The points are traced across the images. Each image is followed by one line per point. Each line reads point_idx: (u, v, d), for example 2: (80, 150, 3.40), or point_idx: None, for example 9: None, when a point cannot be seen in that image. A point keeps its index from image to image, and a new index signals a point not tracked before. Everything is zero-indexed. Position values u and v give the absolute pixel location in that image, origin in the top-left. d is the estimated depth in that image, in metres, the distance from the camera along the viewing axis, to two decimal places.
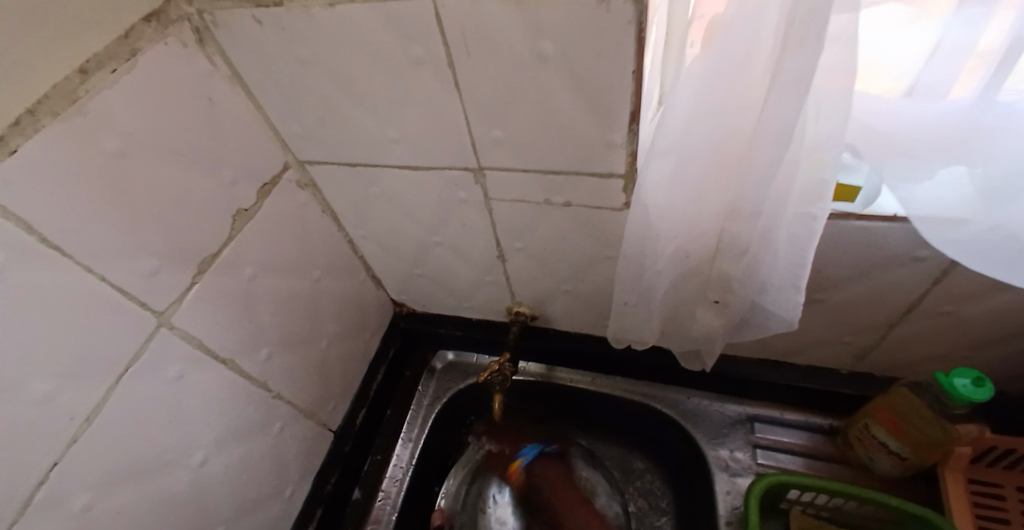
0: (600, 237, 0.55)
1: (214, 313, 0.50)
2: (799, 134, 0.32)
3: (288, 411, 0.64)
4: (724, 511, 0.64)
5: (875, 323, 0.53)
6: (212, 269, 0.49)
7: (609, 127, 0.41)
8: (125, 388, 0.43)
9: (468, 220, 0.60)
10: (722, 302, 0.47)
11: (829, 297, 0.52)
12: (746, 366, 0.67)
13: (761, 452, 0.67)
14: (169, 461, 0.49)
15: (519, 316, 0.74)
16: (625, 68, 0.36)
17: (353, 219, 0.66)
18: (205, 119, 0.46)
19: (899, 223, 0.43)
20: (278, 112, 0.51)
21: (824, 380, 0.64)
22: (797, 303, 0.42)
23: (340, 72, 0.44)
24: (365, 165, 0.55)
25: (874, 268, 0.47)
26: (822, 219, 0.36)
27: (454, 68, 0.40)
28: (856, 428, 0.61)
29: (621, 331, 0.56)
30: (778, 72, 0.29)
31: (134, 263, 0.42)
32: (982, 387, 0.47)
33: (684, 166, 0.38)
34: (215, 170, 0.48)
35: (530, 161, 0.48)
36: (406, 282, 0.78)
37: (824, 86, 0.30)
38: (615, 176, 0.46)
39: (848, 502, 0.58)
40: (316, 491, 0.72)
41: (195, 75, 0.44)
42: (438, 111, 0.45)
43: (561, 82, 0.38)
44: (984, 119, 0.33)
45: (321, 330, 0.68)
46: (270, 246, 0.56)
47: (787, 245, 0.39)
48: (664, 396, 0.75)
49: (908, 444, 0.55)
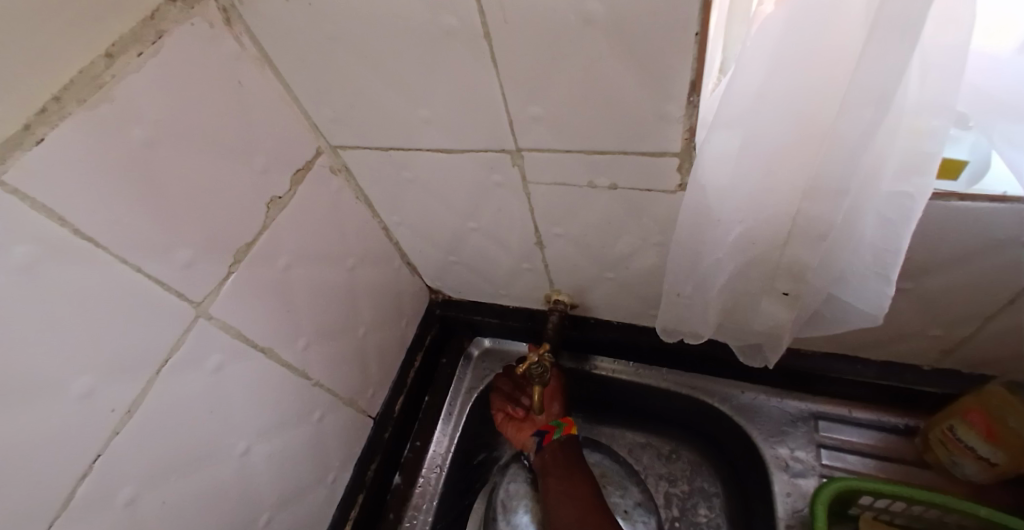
0: (649, 221, 0.51)
1: (251, 304, 0.50)
2: (900, 97, 0.27)
3: (329, 400, 0.64)
4: (784, 514, 0.60)
5: (968, 314, 0.47)
6: (247, 259, 0.48)
7: (665, 98, 0.37)
8: (165, 380, 0.42)
9: (506, 205, 0.56)
10: (792, 294, 0.42)
11: (914, 286, 0.46)
12: (811, 360, 0.62)
13: (826, 452, 0.63)
14: (214, 452, 0.49)
15: (558, 304, 0.71)
16: (687, 31, 0.31)
17: (387, 205, 0.64)
18: (235, 105, 0.44)
19: (1012, 203, 0.36)
20: (308, 95, 0.49)
21: (899, 376, 0.59)
22: (884, 293, 0.38)
23: (370, 49, 0.41)
24: (398, 149, 0.53)
25: (974, 253, 0.41)
26: (922, 198, 0.31)
27: (490, 40, 0.37)
28: (938, 430, 0.55)
29: (674, 322, 0.52)
30: (882, 22, 0.24)
31: (169, 256, 0.41)
32: None
33: (753, 141, 0.34)
34: (246, 157, 0.46)
35: (573, 140, 0.44)
36: (443, 269, 0.76)
37: (935, 38, 0.25)
38: (668, 154, 0.42)
39: (930, 510, 0.53)
40: (358, 478, 0.72)
41: (223, 58, 0.42)
42: (474, 87, 0.42)
43: (611, 48, 0.34)
44: None
45: (358, 319, 0.67)
46: (305, 235, 0.55)
47: (877, 229, 0.34)
48: (716, 390, 0.70)
49: (1003, 450, 0.49)
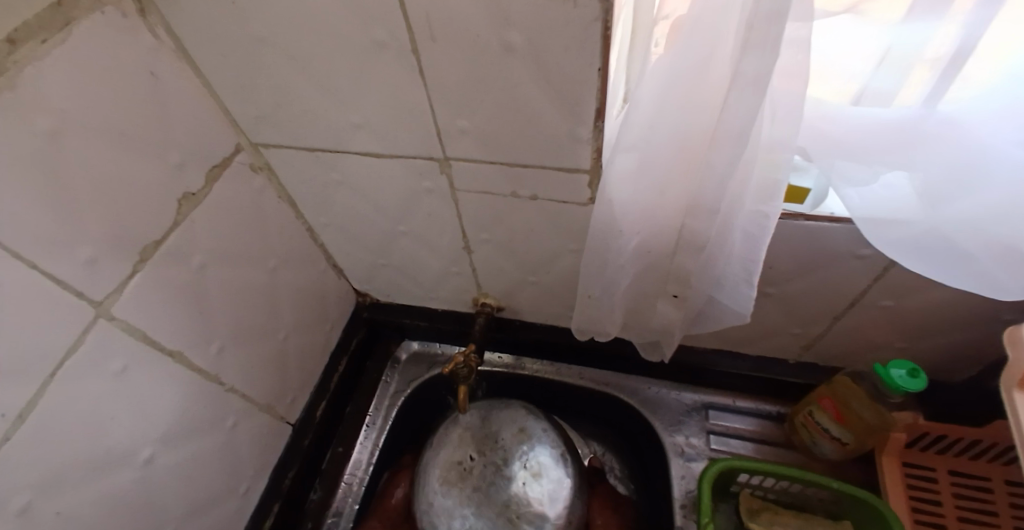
0: (566, 230, 0.56)
1: (160, 306, 0.48)
2: (756, 135, 0.33)
3: (243, 405, 0.62)
4: (679, 495, 0.67)
5: (823, 316, 0.56)
6: (156, 257, 0.46)
7: (577, 121, 0.41)
8: (62, 385, 0.40)
9: (434, 211, 0.59)
10: (680, 297, 0.48)
11: (779, 291, 0.54)
12: (701, 357, 0.70)
13: (714, 438, 0.71)
14: (114, 461, 0.46)
15: (485, 307, 0.74)
16: (592, 64, 0.36)
17: (313, 207, 0.64)
18: (149, 99, 0.43)
19: (843, 223, 0.45)
20: (230, 92, 0.49)
21: (773, 370, 0.68)
22: (749, 297, 0.44)
23: (297, 53, 0.42)
24: (326, 152, 0.54)
25: (823, 265, 0.49)
26: (775, 217, 0.37)
27: (419, 55, 0.39)
28: (802, 415, 0.64)
29: (587, 323, 0.56)
30: (739, 73, 0.29)
31: (70, 253, 0.39)
32: (917, 378, 0.49)
33: (648, 163, 0.39)
34: (159, 153, 0.45)
35: (496, 153, 0.47)
36: (370, 272, 0.76)
37: (779, 87, 0.30)
38: (581, 171, 0.46)
39: (794, 484, 0.61)
40: (273, 486, 0.70)
41: (137, 50, 0.41)
42: (403, 98, 0.44)
43: (528, 73, 0.38)
44: (928, 127, 0.34)
45: (279, 320, 0.66)
46: (222, 233, 0.54)
47: (742, 242, 0.40)
48: (625, 385, 0.77)
49: (850, 430, 0.58)
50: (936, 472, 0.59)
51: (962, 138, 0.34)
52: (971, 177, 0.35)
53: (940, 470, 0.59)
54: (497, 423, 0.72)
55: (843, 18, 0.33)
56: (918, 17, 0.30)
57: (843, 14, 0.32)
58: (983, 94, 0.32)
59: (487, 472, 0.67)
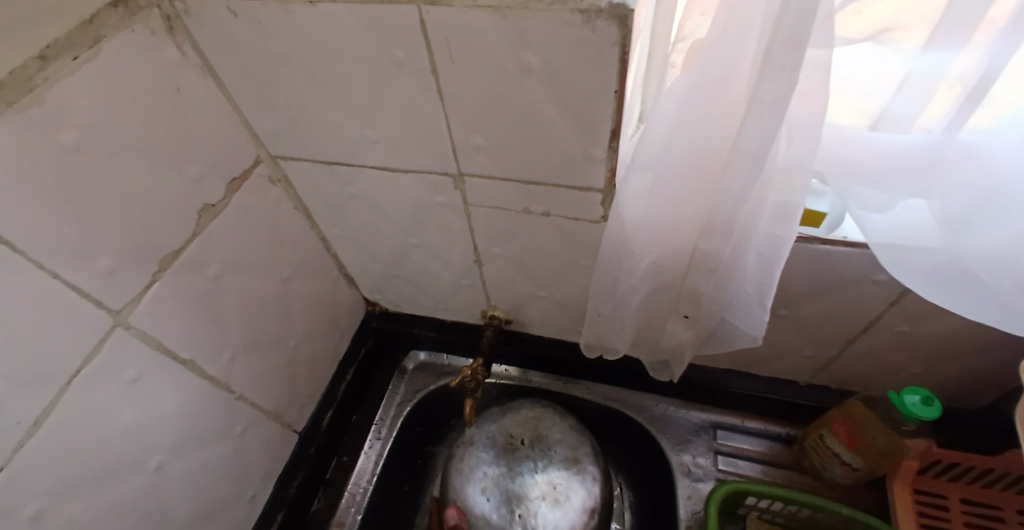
0: (578, 246, 0.56)
1: (175, 315, 0.48)
2: (772, 159, 0.33)
3: (252, 413, 0.63)
4: (685, 515, 0.66)
5: (835, 339, 0.56)
6: (174, 267, 0.47)
7: (592, 141, 0.41)
8: (77, 393, 0.40)
9: (448, 224, 0.59)
10: (692, 317, 0.48)
11: (793, 313, 0.54)
12: (710, 376, 0.69)
13: (722, 458, 0.70)
14: (124, 467, 0.47)
15: (494, 320, 0.74)
16: (608, 88, 0.36)
17: (328, 217, 0.65)
18: (173, 112, 0.44)
19: (858, 248, 0.44)
20: (250, 105, 0.50)
21: (783, 391, 0.67)
22: (762, 319, 0.44)
23: (318, 70, 0.43)
24: (343, 165, 0.54)
25: (837, 288, 0.49)
26: (789, 239, 0.37)
27: (437, 75, 0.40)
28: (812, 437, 0.64)
29: (597, 340, 0.56)
30: (756, 99, 0.29)
31: (90, 262, 0.40)
32: (931, 406, 0.49)
33: (662, 183, 0.39)
34: (180, 165, 0.46)
35: (511, 170, 0.48)
36: (381, 282, 0.77)
37: (796, 111, 0.31)
38: (594, 190, 0.47)
39: (802, 509, 0.60)
40: (278, 494, 0.70)
41: (163, 66, 0.42)
42: (420, 115, 0.44)
43: (546, 94, 0.38)
44: (947, 153, 0.34)
45: (290, 329, 0.67)
46: (238, 243, 0.54)
47: (756, 263, 0.40)
48: (633, 402, 0.76)
49: (861, 455, 0.58)
50: (947, 500, 0.58)
51: (981, 168, 0.33)
52: (992, 207, 0.34)
53: (952, 498, 0.58)
54: (548, 425, 0.72)
55: (865, 46, 0.33)
56: (937, 44, 0.30)
57: (864, 42, 0.32)
58: (1008, 121, 0.32)
59: (528, 461, 0.68)
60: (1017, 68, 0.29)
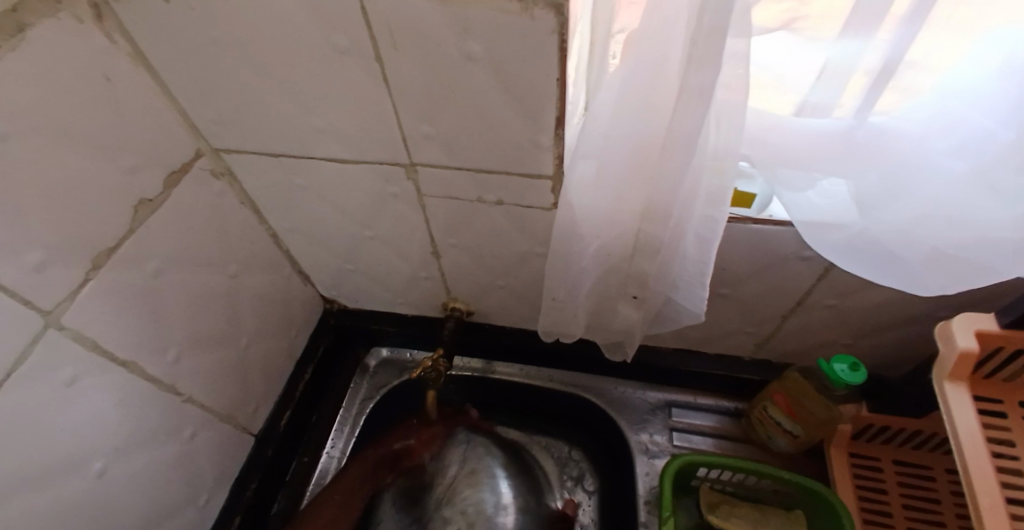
0: (531, 234, 0.57)
1: (112, 314, 0.46)
2: (703, 143, 0.35)
3: (201, 415, 0.61)
4: (643, 492, 0.69)
5: (773, 315, 0.59)
6: (110, 263, 0.45)
7: (538, 129, 0.42)
8: (12, 395, 0.38)
9: (401, 215, 0.59)
10: (640, 297, 0.50)
11: (733, 292, 0.57)
12: (664, 356, 0.73)
13: (677, 435, 0.73)
14: (63, 474, 0.44)
15: (454, 311, 0.75)
16: (549, 75, 0.37)
17: (277, 211, 0.63)
18: (103, 101, 0.42)
19: (786, 227, 0.47)
20: (188, 95, 0.48)
21: (730, 368, 0.70)
22: (702, 297, 0.46)
23: (257, 57, 0.42)
24: (290, 157, 0.53)
25: (772, 266, 0.52)
26: (722, 221, 0.40)
27: (382, 63, 0.40)
28: (757, 410, 0.67)
29: (552, 325, 0.58)
30: (686, 86, 0.31)
31: (17, 259, 0.37)
32: (858, 371, 0.52)
33: (606, 168, 0.40)
34: (112, 156, 0.44)
35: (461, 159, 0.48)
36: (337, 278, 0.76)
37: (724, 98, 0.32)
38: (543, 177, 0.48)
39: (749, 477, 0.64)
40: (235, 497, 0.68)
41: (92, 53, 0.40)
42: (367, 104, 0.44)
43: (491, 81, 0.39)
44: (858, 136, 0.36)
45: (240, 327, 0.65)
46: (180, 238, 0.53)
47: (694, 244, 0.42)
48: (593, 385, 0.79)
49: (801, 423, 0.62)
50: (880, 462, 0.63)
51: (890, 151, 0.36)
52: (899, 184, 0.38)
53: (885, 460, 0.62)
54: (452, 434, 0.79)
55: (780, 34, 0.34)
56: (851, 35, 0.31)
57: (780, 31, 0.33)
58: (910, 106, 0.35)
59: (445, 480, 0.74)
60: (922, 57, 0.32)
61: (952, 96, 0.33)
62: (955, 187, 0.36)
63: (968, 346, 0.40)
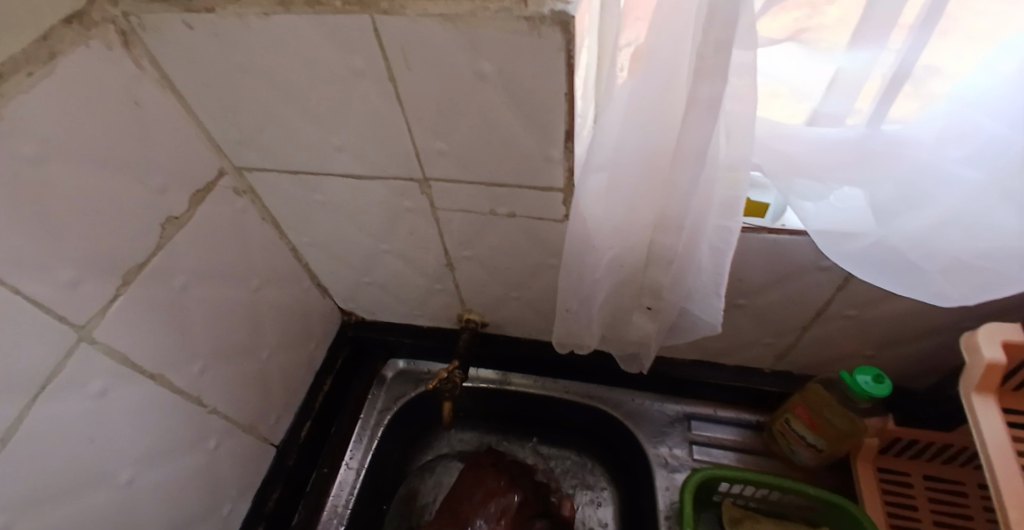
0: (544, 245, 0.57)
1: (140, 328, 0.48)
2: (714, 155, 0.35)
3: (225, 426, 0.62)
4: (663, 506, 0.68)
5: (792, 325, 0.58)
6: (139, 279, 0.47)
7: (548, 142, 0.43)
8: (45, 406, 0.40)
9: (417, 229, 0.60)
10: (654, 308, 0.50)
11: (750, 302, 0.56)
12: (681, 367, 0.72)
13: (697, 448, 0.72)
14: (91, 483, 0.46)
15: (469, 323, 0.75)
16: (558, 91, 0.38)
17: (296, 226, 0.65)
18: (133, 125, 0.44)
19: (802, 236, 0.47)
20: (212, 116, 0.50)
21: (750, 379, 0.69)
22: (719, 308, 0.46)
23: (277, 79, 0.44)
24: (309, 174, 0.55)
25: (789, 276, 0.51)
26: (736, 231, 0.40)
27: (395, 82, 0.41)
28: (779, 423, 0.66)
29: (566, 336, 0.58)
30: (694, 98, 0.31)
31: (51, 275, 0.39)
32: (882, 383, 0.51)
33: (618, 181, 0.41)
34: (143, 177, 0.46)
35: (474, 173, 0.49)
36: (354, 290, 0.77)
37: (734, 110, 0.32)
38: (555, 189, 0.48)
39: (773, 492, 0.62)
40: (256, 508, 0.69)
41: (121, 80, 0.42)
42: (382, 122, 0.45)
43: (501, 97, 0.40)
44: (873, 145, 0.36)
45: (261, 340, 0.66)
46: (205, 254, 0.54)
47: (709, 255, 0.42)
48: (610, 398, 0.78)
49: (823, 437, 0.60)
50: (909, 477, 0.60)
51: (905, 158, 0.36)
52: (917, 191, 0.37)
53: (914, 475, 0.60)
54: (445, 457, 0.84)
55: (788, 46, 0.34)
56: (862, 43, 0.31)
57: (788, 42, 0.33)
58: (926, 114, 0.34)
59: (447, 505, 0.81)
60: (943, 62, 0.31)
61: (970, 104, 0.32)
62: (973, 197, 0.35)
63: (995, 358, 0.39)
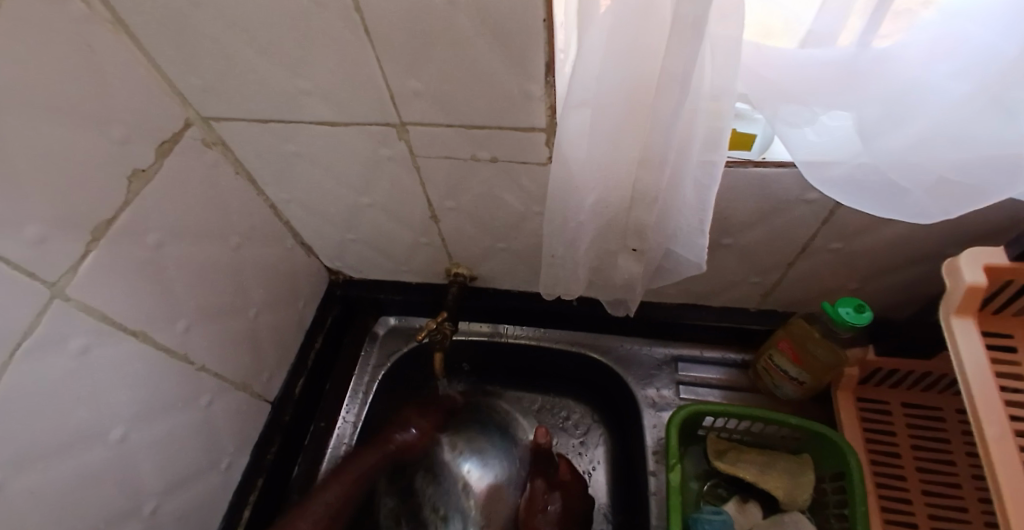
0: (528, 192, 0.56)
1: (117, 286, 0.47)
2: (698, 83, 0.33)
3: (216, 383, 0.62)
4: (652, 443, 0.70)
5: (778, 263, 0.59)
6: (109, 236, 0.45)
7: (528, 78, 0.41)
8: (23, 364, 0.39)
9: (397, 180, 0.58)
10: (640, 250, 0.50)
11: (736, 241, 0.56)
12: (668, 310, 0.73)
13: (684, 388, 0.74)
14: (84, 438, 0.46)
15: (457, 277, 0.75)
16: (535, 16, 0.36)
17: (273, 181, 0.63)
18: (86, 70, 0.41)
19: (789, 168, 0.46)
20: (172, 62, 0.47)
21: (736, 319, 0.70)
22: (703, 245, 0.46)
23: (236, 17, 0.41)
24: (281, 123, 0.53)
25: (773, 212, 0.51)
26: (721, 164, 0.39)
27: (361, 13, 0.38)
28: (763, 359, 0.67)
29: (552, 283, 0.58)
30: (677, 19, 0.29)
31: (17, 231, 0.38)
32: (862, 313, 0.52)
33: (600, 117, 0.39)
34: (103, 127, 0.43)
35: (452, 115, 0.47)
36: (339, 248, 0.76)
37: (719, 32, 0.31)
38: (536, 130, 0.47)
39: (757, 424, 0.65)
40: (257, 460, 0.71)
41: (70, 21, 0.39)
42: (353, 61, 0.43)
43: (475, 28, 0.38)
44: (861, 65, 0.35)
45: (248, 299, 0.66)
46: (179, 210, 0.53)
47: (694, 191, 0.41)
48: (599, 344, 0.79)
49: (806, 370, 0.62)
50: (889, 405, 0.63)
51: (889, 77, 0.35)
52: (902, 112, 0.36)
53: (893, 403, 0.63)
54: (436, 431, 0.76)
55: None
56: None
57: None
58: (915, 27, 0.33)
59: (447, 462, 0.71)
60: None
61: (958, 13, 0.31)
62: (958, 109, 0.34)
63: (976, 280, 0.39)
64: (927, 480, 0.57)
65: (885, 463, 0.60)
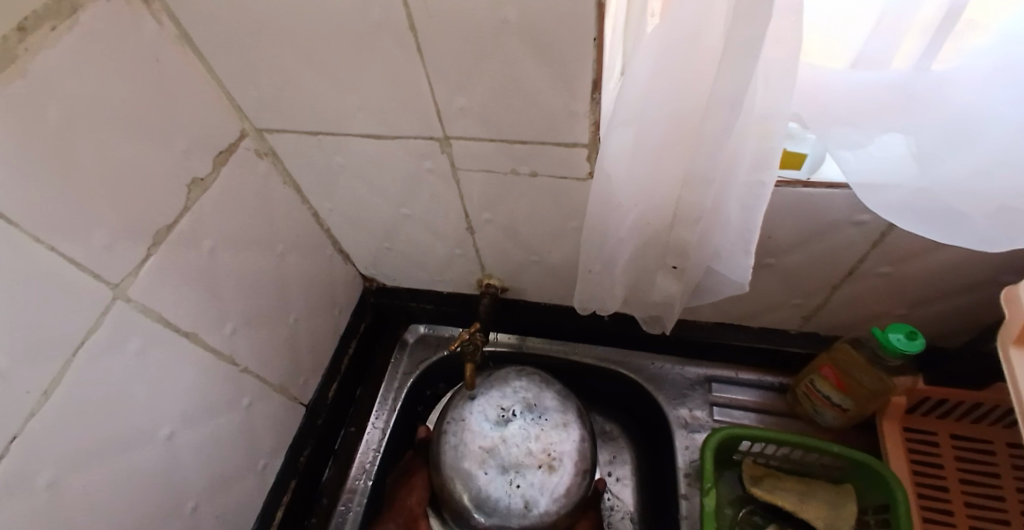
0: (568, 207, 0.56)
1: (172, 289, 0.49)
2: (748, 102, 0.33)
3: (257, 386, 0.64)
4: (683, 464, 0.69)
5: (822, 285, 0.57)
6: (168, 241, 0.48)
7: (575, 95, 0.42)
8: (83, 364, 0.41)
9: (437, 192, 0.60)
10: (679, 268, 0.49)
11: (779, 262, 0.55)
12: (703, 330, 0.71)
13: (717, 409, 0.72)
14: (135, 436, 0.48)
15: (489, 288, 0.75)
16: (587, 36, 0.36)
17: (318, 191, 0.65)
18: (154, 84, 0.44)
19: (840, 189, 0.45)
20: (232, 77, 0.49)
21: (775, 341, 0.69)
22: (747, 266, 0.45)
23: (295, 35, 0.43)
24: (329, 135, 0.54)
25: (821, 232, 0.50)
26: (769, 185, 0.38)
27: (416, 33, 0.40)
28: (804, 384, 0.65)
29: (587, 299, 0.58)
30: (731, 40, 0.29)
31: (87, 236, 0.40)
32: (915, 340, 0.50)
33: (644, 135, 0.39)
34: (167, 138, 0.45)
35: (496, 131, 0.48)
36: (376, 257, 0.77)
37: (771, 54, 0.31)
38: (579, 146, 0.47)
39: (795, 450, 0.63)
40: (289, 464, 0.72)
41: (141, 38, 0.41)
42: (403, 78, 0.44)
43: (527, 47, 0.38)
44: (918, 87, 0.34)
45: (289, 304, 0.68)
46: (231, 218, 0.55)
47: (739, 211, 0.41)
48: (631, 362, 0.78)
49: (851, 397, 0.60)
50: (938, 437, 0.60)
51: (947, 100, 0.34)
52: (962, 135, 0.35)
53: (942, 434, 0.60)
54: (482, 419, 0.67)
55: None
56: None
57: None
58: (973, 51, 0.32)
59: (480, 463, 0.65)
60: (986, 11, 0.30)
61: (1015, 38, 0.30)
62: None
63: None
64: (975, 516, 0.55)
65: (932, 497, 0.57)
